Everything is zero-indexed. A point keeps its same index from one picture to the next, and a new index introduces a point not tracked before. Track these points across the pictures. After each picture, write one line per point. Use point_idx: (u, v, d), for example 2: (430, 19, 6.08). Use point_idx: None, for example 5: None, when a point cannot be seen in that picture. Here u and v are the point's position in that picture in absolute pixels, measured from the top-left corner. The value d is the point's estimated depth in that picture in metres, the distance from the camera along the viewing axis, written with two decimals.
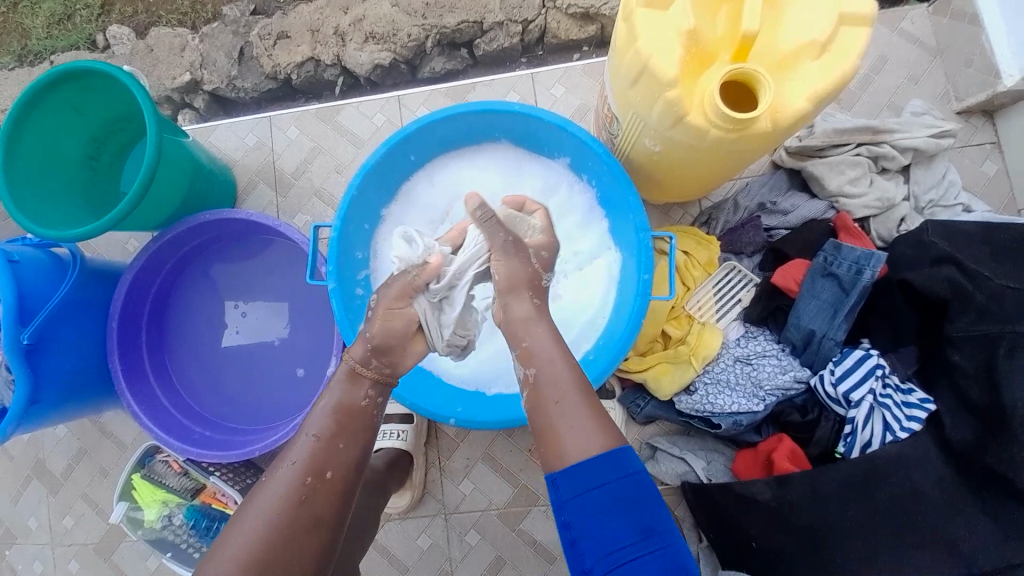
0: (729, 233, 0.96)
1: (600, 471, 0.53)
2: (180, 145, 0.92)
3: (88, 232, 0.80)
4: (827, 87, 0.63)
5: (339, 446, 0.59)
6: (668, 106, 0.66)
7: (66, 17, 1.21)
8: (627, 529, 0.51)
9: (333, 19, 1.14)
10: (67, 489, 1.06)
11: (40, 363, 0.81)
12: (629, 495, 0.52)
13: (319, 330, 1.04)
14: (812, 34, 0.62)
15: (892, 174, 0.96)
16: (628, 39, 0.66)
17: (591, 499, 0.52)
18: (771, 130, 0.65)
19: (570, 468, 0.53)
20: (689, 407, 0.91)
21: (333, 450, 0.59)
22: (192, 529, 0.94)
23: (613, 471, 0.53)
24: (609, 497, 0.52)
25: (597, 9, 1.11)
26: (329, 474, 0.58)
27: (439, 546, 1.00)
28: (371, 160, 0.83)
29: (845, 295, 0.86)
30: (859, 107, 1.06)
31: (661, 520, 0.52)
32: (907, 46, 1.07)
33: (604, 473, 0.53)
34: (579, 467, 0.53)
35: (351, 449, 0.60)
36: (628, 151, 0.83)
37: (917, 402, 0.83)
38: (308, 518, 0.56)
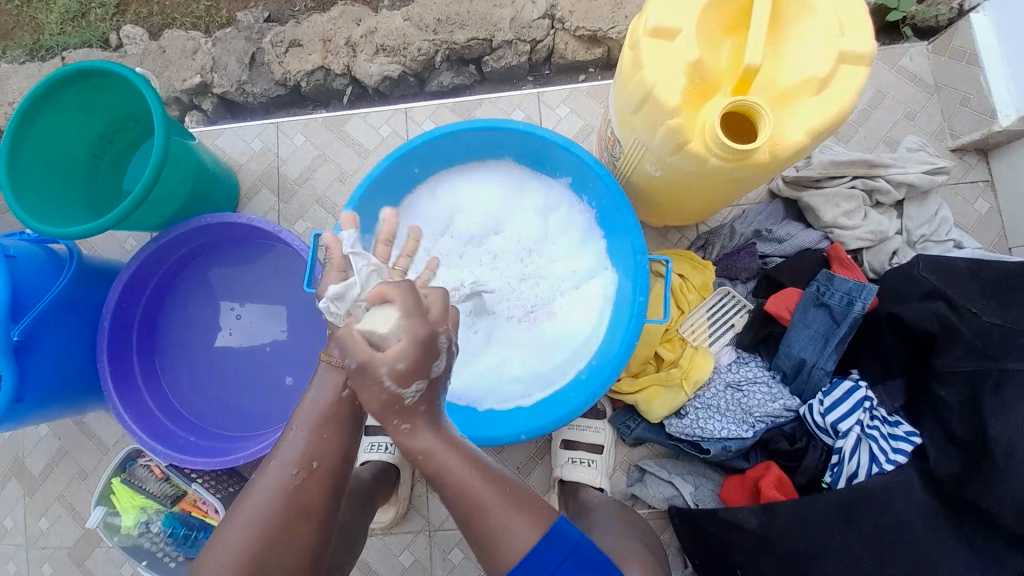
0: (724, 258, 0.98)
1: (552, 555, 0.55)
2: (186, 148, 0.93)
3: (85, 232, 0.81)
4: (825, 122, 0.65)
5: (324, 437, 0.60)
6: (669, 132, 0.68)
7: (82, 15, 1.23)
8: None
9: (345, 30, 1.16)
10: (49, 486, 1.05)
11: (30, 359, 0.81)
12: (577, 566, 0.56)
13: (314, 337, 1.04)
14: (812, 71, 0.64)
15: (885, 209, 0.98)
16: (633, 66, 0.68)
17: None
18: (770, 161, 0.67)
19: (517, 569, 0.54)
20: (678, 431, 0.91)
21: (318, 441, 0.59)
22: (170, 537, 0.93)
23: (557, 554, 0.55)
24: None
25: (604, 33, 1.13)
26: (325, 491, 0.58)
27: (420, 566, 1.00)
28: (374, 172, 0.85)
29: (835, 326, 0.87)
30: (855, 141, 1.08)
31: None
32: (904, 83, 1.10)
33: (550, 556, 0.55)
34: (527, 563, 0.54)
35: (334, 439, 0.60)
36: (629, 174, 0.85)
37: (903, 434, 0.83)
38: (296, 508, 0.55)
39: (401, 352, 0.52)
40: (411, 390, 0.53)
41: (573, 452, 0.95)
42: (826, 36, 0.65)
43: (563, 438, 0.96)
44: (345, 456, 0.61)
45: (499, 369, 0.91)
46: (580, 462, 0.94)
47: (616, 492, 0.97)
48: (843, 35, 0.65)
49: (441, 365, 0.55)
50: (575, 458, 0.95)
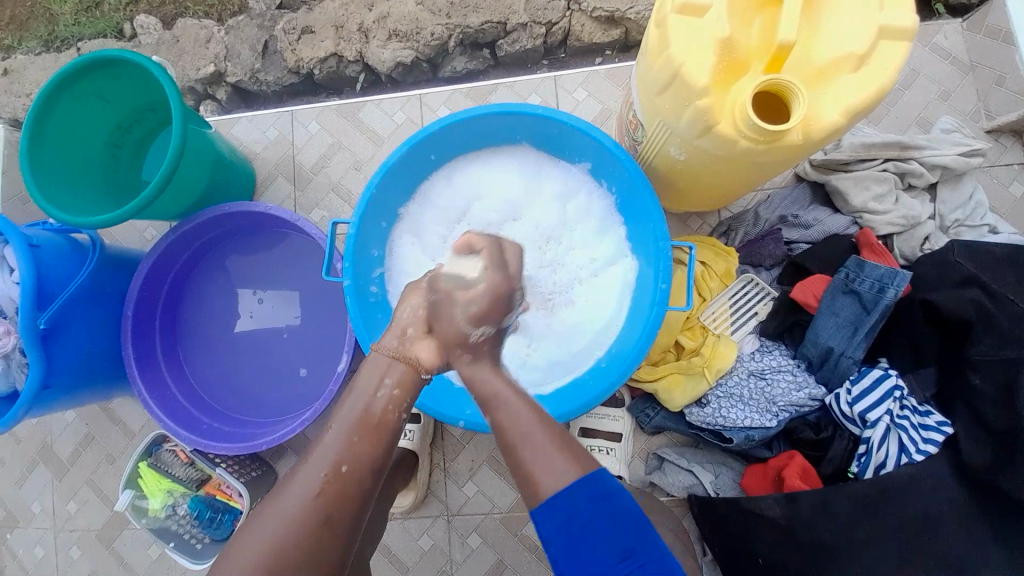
0: (747, 245, 0.95)
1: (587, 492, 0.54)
2: (203, 137, 0.93)
3: (109, 219, 0.81)
4: (861, 101, 0.62)
5: (353, 440, 0.58)
6: (697, 114, 0.65)
7: (95, 5, 1.23)
8: (610, 553, 0.52)
9: (356, 15, 1.14)
10: (77, 471, 1.07)
11: (57, 347, 0.82)
12: (610, 516, 0.53)
13: (332, 327, 1.05)
14: (850, 47, 0.61)
15: (918, 192, 0.94)
16: (659, 45, 0.65)
17: (574, 526, 0.53)
18: (803, 143, 0.64)
19: (548, 502, 0.54)
20: (699, 419, 0.90)
21: (349, 444, 0.58)
22: (195, 520, 0.94)
23: (594, 496, 0.54)
24: (599, 518, 0.53)
25: (622, 14, 1.10)
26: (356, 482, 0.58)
27: (439, 548, 1.00)
28: (390, 160, 0.84)
29: (865, 313, 0.85)
30: (886, 122, 1.04)
31: (646, 540, 0.53)
32: (938, 61, 1.05)
33: (583, 497, 0.53)
34: (559, 497, 0.54)
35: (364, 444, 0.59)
36: (651, 158, 0.83)
37: (934, 424, 0.81)
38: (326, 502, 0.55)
39: (483, 300, 0.65)
40: (480, 330, 0.65)
41: (591, 440, 0.95)
42: (866, 10, 0.62)
43: (581, 426, 0.96)
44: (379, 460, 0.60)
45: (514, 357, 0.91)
46: (597, 449, 0.94)
47: (635, 480, 0.96)
48: (881, 10, 0.62)
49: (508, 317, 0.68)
50: (593, 447, 0.94)
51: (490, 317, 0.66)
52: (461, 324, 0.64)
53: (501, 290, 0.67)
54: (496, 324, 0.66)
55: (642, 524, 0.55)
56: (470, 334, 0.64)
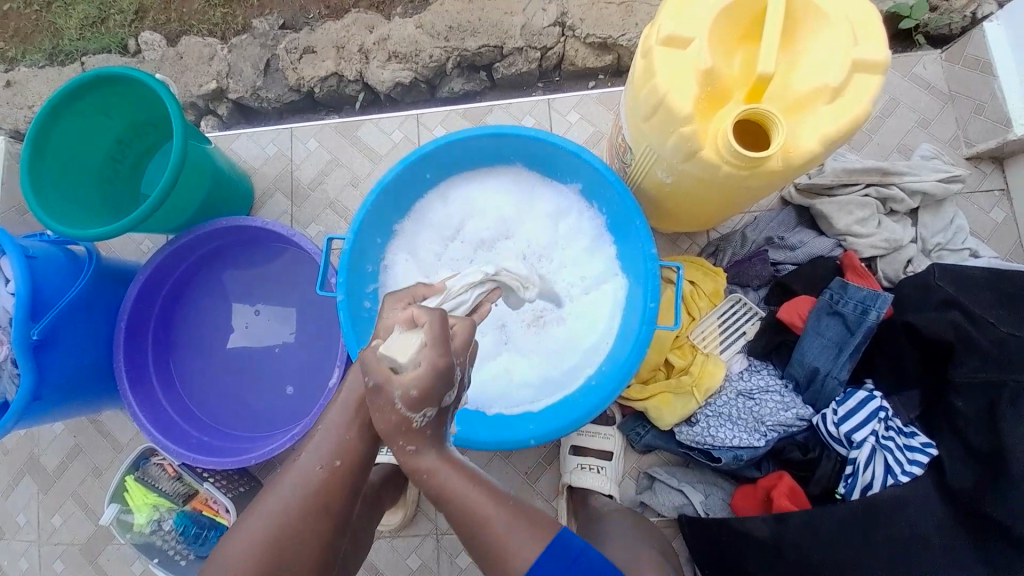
0: (735, 265, 0.97)
1: (556, 558, 0.58)
2: (203, 153, 0.95)
3: (107, 232, 0.82)
4: (839, 129, 0.64)
5: (346, 437, 0.59)
6: (681, 140, 0.68)
7: (101, 22, 1.26)
8: None
9: (357, 37, 1.18)
10: (60, 487, 1.06)
11: (49, 357, 0.82)
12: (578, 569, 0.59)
13: (324, 342, 1.05)
14: (825, 79, 0.64)
15: (900, 216, 0.97)
16: (645, 74, 0.68)
17: None
18: (782, 169, 0.66)
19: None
20: (689, 438, 0.91)
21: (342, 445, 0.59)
22: (181, 535, 0.93)
23: (561, 560, 0.58)
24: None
25: (614, 40, 1.14)
26: (339, 492, 0.58)
27: (428, 567, 0.99)
28: (386, 177, 0.86)
29: (849, 334, 0.86)
30: (868, 148, 1.07)
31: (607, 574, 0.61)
32: (918, 91, 1.09)
33: (552, 563, 0.58)
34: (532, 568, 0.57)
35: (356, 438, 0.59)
36: (640, 180, 0.84)
37: (918, 446, 0.82)
38: (318, 511, 0.57)
39: (415, 378, 0.50)
40: (421, 414, 0.52)
41: (582, 459, 0.94)
42: (841, 43, 0.64)
43: (572, 444, 0.96)
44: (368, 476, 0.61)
45: (504, 374, 0.92)
46: (590, 469, 0.93)
47: (625, 500, 0.96)
48: (856, 43, 0.65)
49: (451, 396, 0.53)
50: (584, 466, 0.94)
51: (431, 399, 0.52)
52: (397, 410, 0.51)
53: (440, 372, 0.51)
54: (438, 403, 0.52)
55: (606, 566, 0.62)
56: (410, 420, 0.52)
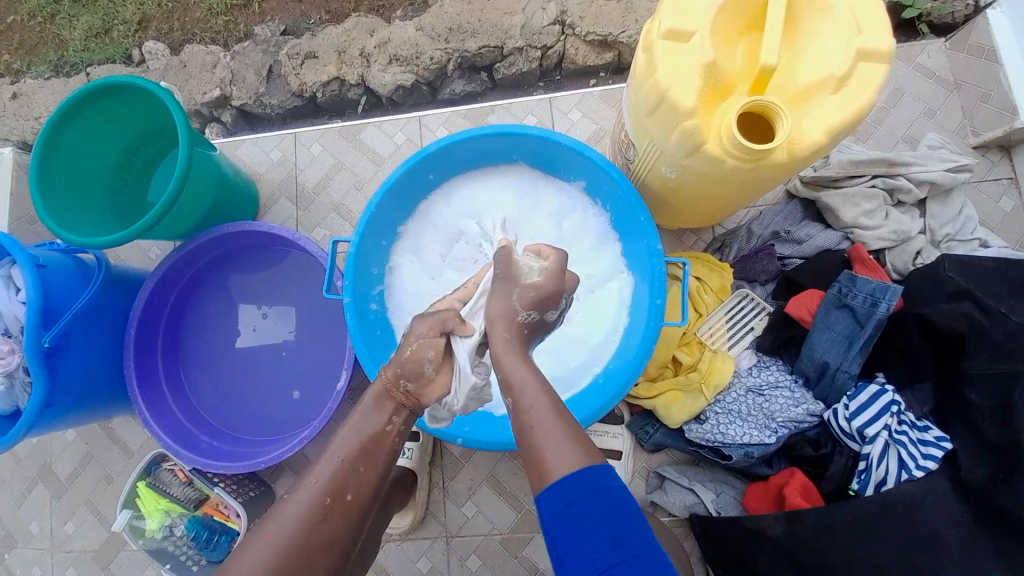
0: (740, 261, 0.97)
1: (587, 487, 0.52)
2: (209, 159, 0.96)
3: (116, 240, 0.83)
4: (844, 120, 0.64)
5: (359, 469, 0.60)
6: (685, 134, 0.67)
7: (105, 32, 1.27)
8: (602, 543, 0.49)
9: (359, 41, 1.18)
10: (73, 493, 1.07)
11: (61, 364, 0.83)
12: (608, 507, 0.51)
13: (331, 346, 1.05)
14: (829, 69, 0.63)
15: (907, 208, 0.96)
16: (647, 70, 0.68)
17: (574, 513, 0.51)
18: (787, 161, 0.66)
19: (554, 488, 0.52)
20: (699, 436, 0.90)
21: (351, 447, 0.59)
22: (192, 541, 0.94)
23: (592, 486, 0.52)
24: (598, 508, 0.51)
25: (615, 37, 1.14)
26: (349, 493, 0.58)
27: (438, 570, 0.99)
28: (390, 179, 0.86)
29: (859, 327, 0.85)
30: (874, 139, 1.06)
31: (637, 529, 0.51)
32: (923, 80, 1.08)
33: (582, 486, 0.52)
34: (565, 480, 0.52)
35: (371, 472, 0.60)
36: (644, 177, 0.84)
37: (933, 440, 0.81)
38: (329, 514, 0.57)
39: (539, 285, 0.68)
40: (531, 315, 0.66)
41: None
42: (844, 33, 0.64)
43: None
44: (378, 477, 0.61)
45: None
46: None
47: (636, 499, 0.96)
48: (860, 33, 0.64)
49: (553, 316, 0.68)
50: None
51: (541, 309, 0.67)
52: (520, 301, 0.66)
53: (553, 286, 0.68)
54: (544, 317, 0.67)
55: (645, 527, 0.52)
56: (520, 315, 0.65)
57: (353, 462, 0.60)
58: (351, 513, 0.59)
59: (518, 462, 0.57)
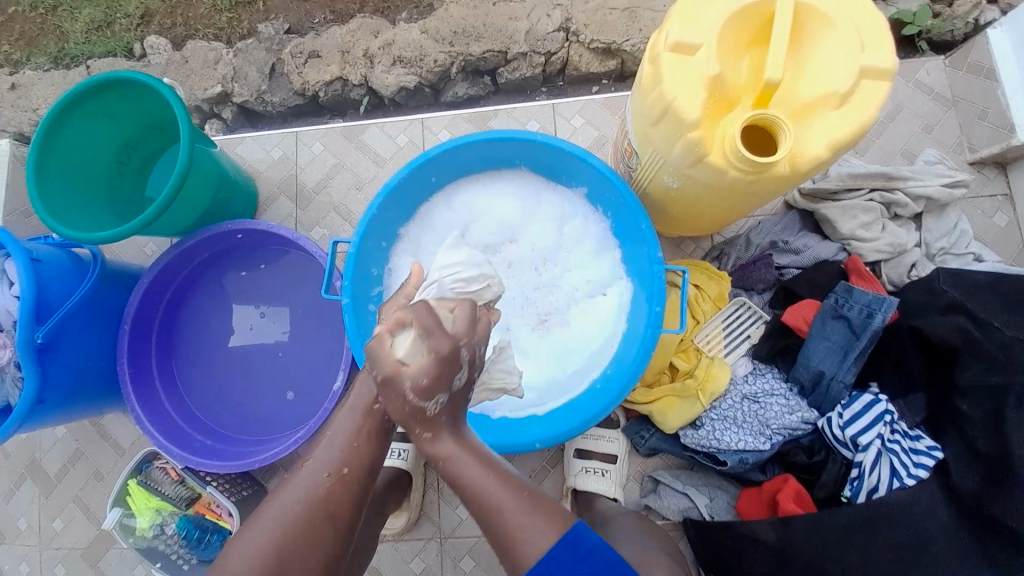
0: (739, 269, 0.98)
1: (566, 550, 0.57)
2: (209, 157, 0.96)
3: (115, 234, 0.83)
4: (846, 135, 0.64)
5: (354, 446, 0.59)
6: (689, 145, 0.68)
7: (106, 26, 1.27)
8: None
9: (363, 42, 1.19)
10: (61, 491, 1.06)
11: (53, 361, 0.83)
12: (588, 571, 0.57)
13: (328, 346, 1.05)
14: (833, 85, 0.64)
15: (903, 221, 0.97)
16: (652, 81, 0.68)
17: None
18: (789, 175, 0.67)
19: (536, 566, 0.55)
20: (694, 442, 0.91)
21: (348, 447, 0.59)
22: (183, 540, 0.92)
23: (572, 551, 0.57)
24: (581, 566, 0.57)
25: (618, 46, 1.15)
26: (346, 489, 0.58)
27: (431, 572, 0.99)
28: (393, 181, 0.86)
29: (855, 337, 0.86)
30: (871, 153, 1.08)
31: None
32: (920, 96, 1.10)
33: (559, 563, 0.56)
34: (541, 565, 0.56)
35: (366, 449, 0.59)
36: (645, 185, 0.85)
37: (924, 448, 0.82)
38: (323, 514, 0.57)
39: (423, 367, 0.53)
40: (433, 401, 0.54)
41: (586, 462, 0.94)
42: (848, 50, 0.65)
43: (576, 447, 0.96)
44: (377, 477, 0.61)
45: None
46: (593, 472, 0.93)
47: (630, 503, 0.96)
48: (863, 50, 0.65)
49: (463, 377, 0.56)
50: (588, 468, 0.94)
51: (442, 385, 0.54)
52: (409, 402, 0.54)
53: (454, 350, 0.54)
54: (449, 388, 0.55)
55: (622, 565, 0.60)
56: None
57: (350, 439, 0.59)
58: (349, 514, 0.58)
59: None
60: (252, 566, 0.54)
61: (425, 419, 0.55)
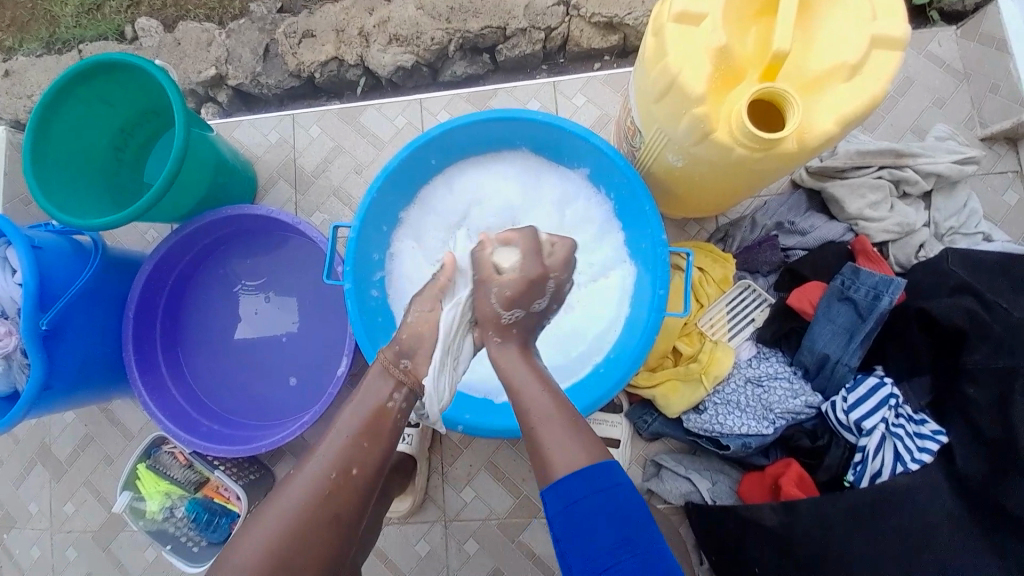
0: (744, 251, 0.96)
1: (588, 483, 0.55)
2: (206, 141, 0.94)
3: (113, 221, 0.82)
4: (856, 109, 0.62)
5: (364, 445, 0.61)
6: (694, 121, 0.66)
7: (96, 7, 1.23)
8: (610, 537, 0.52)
9: (358, 19, 1.15)
10: (70, 476, 1.08)
11: (59, 348, 0.83)
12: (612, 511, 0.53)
13: (331, 332, 1.05)
14: (843, 56, 0.62)
15: (913, 199, 0.95)
16: (656, 54, 0.66)
17: (576, 511, 0.54)
18: (796, 151, 0.65)
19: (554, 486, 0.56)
20: (697, 426, 0.91)
21: None
22: (193, 522, 0.95)
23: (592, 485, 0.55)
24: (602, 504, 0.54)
25: (620, 20, 1.11)
26: (351, 473, 0.59)
27: (436, 555, 1.01)
28: (391, 164, 0.85)
29: (861, 321, 0.85)
30: (881, 130, 1.05)
31: (638, 535, 0.53)
32: (933, 70, 1.06)
33: (583, 487, 0.54)
34: (565, 481, 0.55)
35: (375, 448, 0.61)
36: (649, 164, 0.83)
37: (930, 433, 0.81)
38: (323, 498, 0.58)
39: (514, 282, 0.71)
40: (512, 311, 0.70)
41: None
42: (860, 20, 0.62)
43: None
44: (382, 462, 0.62)
45: None
46: None
47: (633, 486, 0.97)
48: (875, 19, 0.62)
49: (540, 304, 0.71)
50: None
51: (521, 302, 0.70)
52: (493, 306, 0.69)
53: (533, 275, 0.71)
54: (528, 307, 0.71)
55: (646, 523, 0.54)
56: None
57: (357, 439, 0.61)
58: (354, 499, 0.59)
59: None
60: (260, 551, 0.55)
61: (501, 326, 0.69)
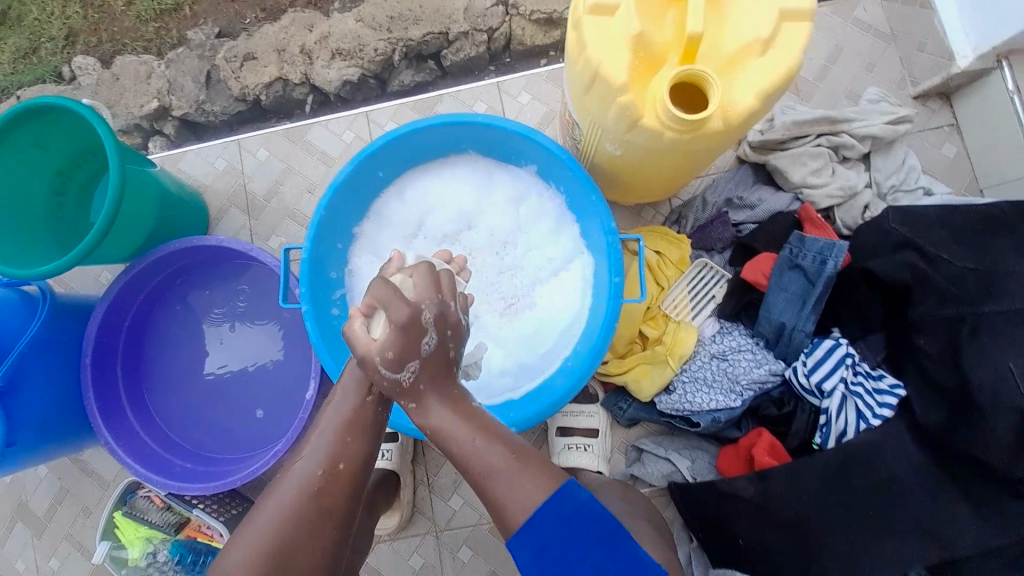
0: (698, 230, 0.98)
1: (557, 513, 0.55)
2: (146, 175, 0.92)
3: (55, 268, 0.80)
4: (773, 83, 0.64)
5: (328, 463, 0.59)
6: (621, 110, 0.67)
7: (32, 51, 1.20)
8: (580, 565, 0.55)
9: (298, 37, 1.14)
10: (51, 531, 1.05)
11: (15, 402, 0.81)
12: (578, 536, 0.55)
13: (299, 356, 1.04)
14: (755, 32, 0.63)
15: (852, 162, 0.98)
16: (578, 46, 0.67)
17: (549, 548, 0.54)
18: (724, 129, 0.66)
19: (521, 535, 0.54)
20: (669, 407, 0.92)
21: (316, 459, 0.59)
22: (177, 564, 0.92)
23: (561, 515, 0.55)
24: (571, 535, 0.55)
25: (559, 14, 1.13)
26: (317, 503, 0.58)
27: (431, 567, 1.01)
28: (337, 180, 0.83)
29: (811, 286, 0.88)
30: (817, 98, 1.07)
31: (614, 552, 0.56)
32: (861, 34, 1.09)
33: (553, 522, 0.54)
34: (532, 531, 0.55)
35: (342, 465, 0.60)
36: (592, 155, 0.84)
37: (887, 387, 0.84)
38: (309, 509, 0.56)
39: (391, 339, 0.52)
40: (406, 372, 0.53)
41: (568, 439, 0.96)
42: None
43: (557, 426, 0.97)
44: None
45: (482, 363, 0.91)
46: (576, 448, 0.95)
47: (616, 473, 0.98)
48: None
49: (432, 341, 0.54)
50: (571, 445, 0.95)
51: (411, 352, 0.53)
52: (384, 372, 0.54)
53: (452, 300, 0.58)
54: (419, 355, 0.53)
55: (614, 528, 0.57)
56: None
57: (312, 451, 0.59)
58: None
59: (497, 469, 0.55)
60: None
61: (405, 390, 0.54)
